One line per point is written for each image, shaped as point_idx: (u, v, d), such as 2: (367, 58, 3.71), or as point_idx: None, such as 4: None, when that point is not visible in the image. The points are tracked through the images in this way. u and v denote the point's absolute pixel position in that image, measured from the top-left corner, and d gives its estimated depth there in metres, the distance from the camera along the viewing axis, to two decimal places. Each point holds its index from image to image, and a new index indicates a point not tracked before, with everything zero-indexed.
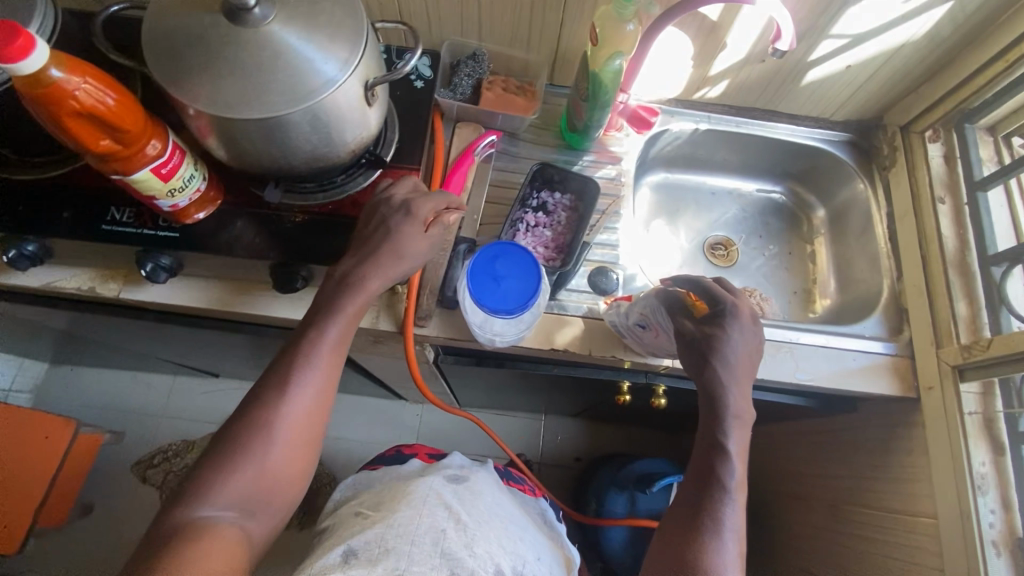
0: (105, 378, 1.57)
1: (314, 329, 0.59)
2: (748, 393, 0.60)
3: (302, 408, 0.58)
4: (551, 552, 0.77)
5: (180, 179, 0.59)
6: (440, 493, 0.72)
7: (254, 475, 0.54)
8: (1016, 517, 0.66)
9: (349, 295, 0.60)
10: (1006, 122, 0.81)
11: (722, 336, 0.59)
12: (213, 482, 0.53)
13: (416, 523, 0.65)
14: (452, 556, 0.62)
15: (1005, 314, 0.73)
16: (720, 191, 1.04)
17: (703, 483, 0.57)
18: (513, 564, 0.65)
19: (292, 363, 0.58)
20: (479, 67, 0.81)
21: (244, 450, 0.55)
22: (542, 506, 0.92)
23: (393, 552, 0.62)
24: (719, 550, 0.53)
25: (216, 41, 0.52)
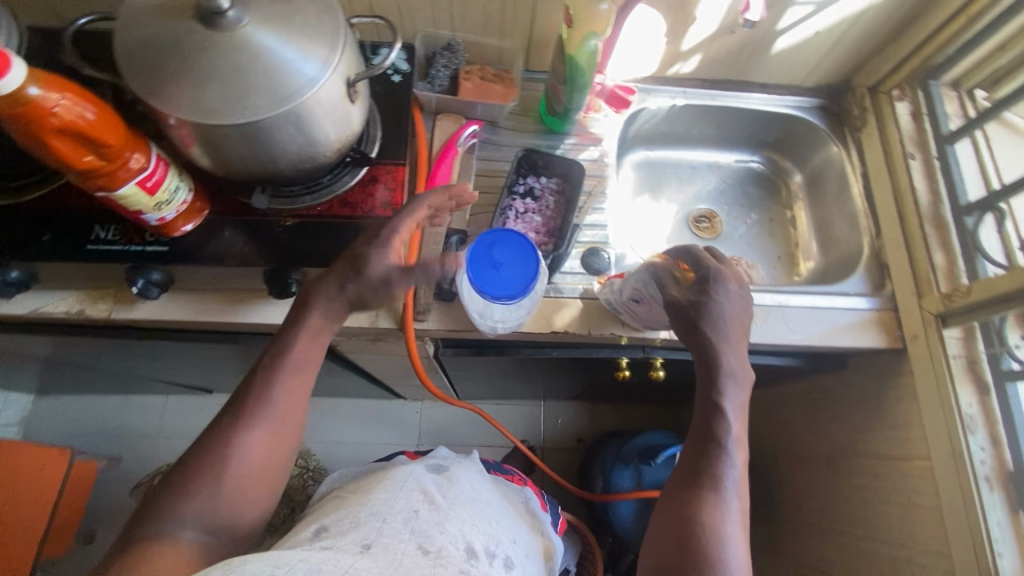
0: (94, 403, 1.54)
1: (274, 346, 0.60)
2: (741, 352, 0.61)
3: (274, 414, 0.58)
4: (526, 536, 0.78)
5: (166, 191, 0.58)
6: (421, 481, 0.74)
7: (214, 492, 0.54)
8: (1004, 451, 0.70)
9: (322, 300, 0.60)
10: (970, 76, 0.85)
11: (709, 299, 0.61)
12: (173, 502, 0.52)
13: (393, 503, 0.67)
14: (422, 530, 0.62)
15: (981, 261, 0.76)
16: (699, 165, 1.06)
17: (703, 442, 0.58)
18: (485, 543, 0.66)
19: (269, 367, 0.59)
20: (455, 57, 0.82)
21: (204, 469, 0.54)
22: (528, 493, 0.94)
23: (363, 526, 0.62)
24: (722, 504, 0.54)
25: (192, 47, 0.51)
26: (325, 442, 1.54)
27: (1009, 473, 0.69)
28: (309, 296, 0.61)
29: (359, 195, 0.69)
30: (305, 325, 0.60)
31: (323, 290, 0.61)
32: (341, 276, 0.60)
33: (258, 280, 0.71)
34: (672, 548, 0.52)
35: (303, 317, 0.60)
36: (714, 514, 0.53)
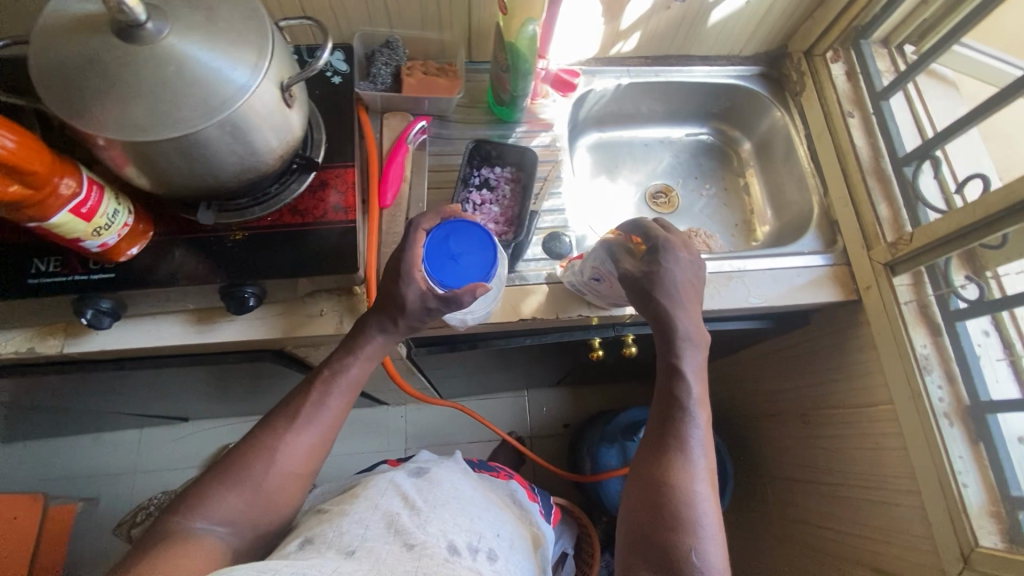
0: (64, 445, 1.49)
1: (328, 370, 0.67)
2: (696, 315, 0.63)
3: (308, 440, 0.64)
4: (511, 528, 0.78)
5: (104, 216, 0.56)
6: (401, 485, 0.74)
7: (252, 495, 0.61)
8: (960, 387, 0.73)
9: (361, 341, 0.67)
10: (897, 33, 0.88)
11: (660, 270, 0.62)
12: (221, 494, 0.61)
13: (372, 510, 0.67)
14: (403, 532, 0.63)
15: (923, 209, 0.79)
16: (652, 142, 1.08)
17: (668, 408, 0.61)
18: (468, 540, 0.65)
19: (311, 395, 0.66)
20: (395, 54, 0.81)
21: (249, 473, 0.62)
22: (515, 487, 0.95)
23: (346, 534, 0.62)
24: (690, 465, 0.58)
25: (113, 64, 0.49)
26: None
27: (965, 407, 0.73)
28: (364, 331, 0.67)
29: (309, 202, 0.68)
30: (354, 357, 0.67)
31: (379, 324, 0.67)
32: (391, 315, 0.65)
33: (214, 298, 0.69)
34: (647, 513, 0.56)
35: (358, 350, 0.67)
36: (683, 476, 0.57)
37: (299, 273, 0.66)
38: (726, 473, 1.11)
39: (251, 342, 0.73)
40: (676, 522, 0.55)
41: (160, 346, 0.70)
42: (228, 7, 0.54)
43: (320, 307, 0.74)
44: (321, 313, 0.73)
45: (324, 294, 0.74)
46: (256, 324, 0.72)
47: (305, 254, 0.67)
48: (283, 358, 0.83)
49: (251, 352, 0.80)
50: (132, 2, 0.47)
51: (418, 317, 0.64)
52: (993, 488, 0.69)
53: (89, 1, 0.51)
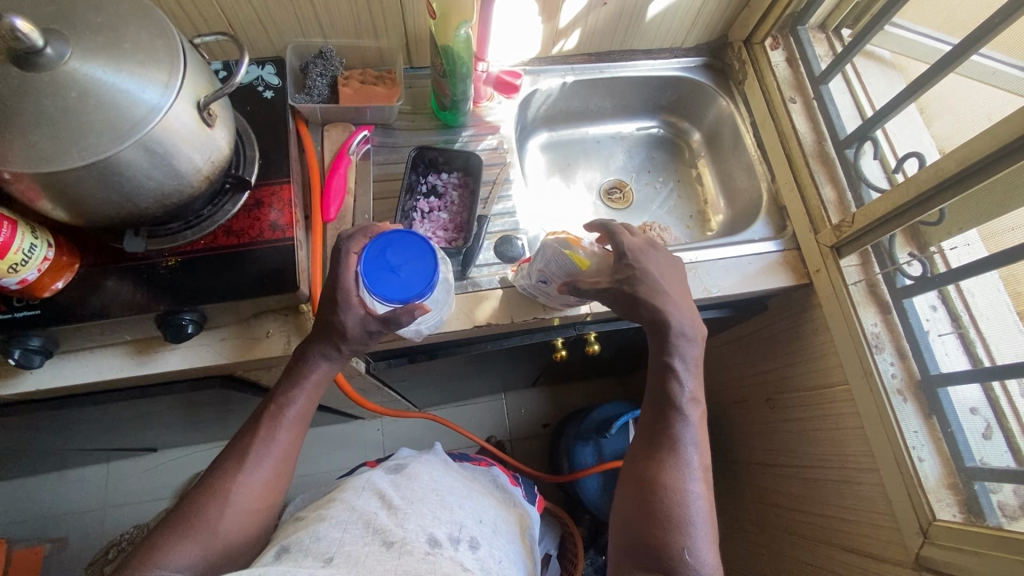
0: (25, 488, 1.43)
1: (274, 404, 0.67)
2: (691, 315, 0.66)
3: (261, 476, 0.64)
4: (495, 512, 0.78)
5: (19, 252, 0.54)
6: (378, 484, 0.73)
7: (208, 540, 0.60)
8: (911, 362, 0.75)
9: (306, 370, 0.67)
10: (831, 19, 0.90)
11: (645, 275, 0.65)
12: (175, 544, 0.59)
13: (348, 512, 0.65)
14: (381, 531, 0.61)
15: (865, 189, 0.80)
16: (604, 138, 1.07)
17: (662, 405, 0.64)
18: (450, 531, 0.65)
19: (259, 431, 0.66)
20: (329, 64, 0.80)
21: (203, 519, 0.61)
22: (496, 473, 0.94)
23: (323, 540, 0.61)
24: (683, 461, 0.61)
25: (8, 93, 0.47)
26: None
27: (917, 382, 0.74)
28: (306, 359, 0.67)
29: (244, 222, 0.66)
30: (301, 387, 0.67)
31: (321, 351, 0.66)
32: (331, 341, 0.65)
33: (152, 327, 0.66)
34: (641, 508, 0.59)
35: (304, 379, 0.67)
36: (676, 472, 0.60)
37: (238, 296, 0.64)
38: None
39: (196, 369, 0.70)
40: (670, 513, 0.57)
41: (100, 381, 0.68)
42: (134, 26, 0.52)
43: (266, 328, 0.72)
44: (268, 335, 0.71)
45: (271, 314, 0.72)
46: (201, 350, 0.70)
47: (244, 275, 0.65)
48: (235, 383, 0.81)
49: (200, 379, 0.77)
50: (27, 28, 0.45)
51: (360, 342, 0.64)
52: (948, 461, 0.70)
53: None
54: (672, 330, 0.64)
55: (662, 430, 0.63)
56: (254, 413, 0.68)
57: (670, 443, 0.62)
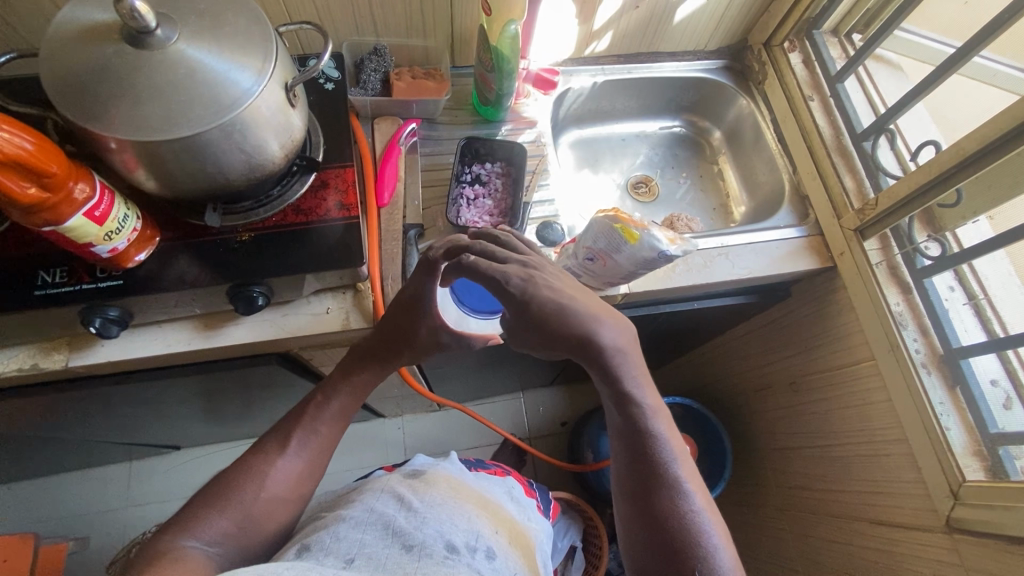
0: (48, 486, 1.43)
1: (320, 395, 0.70)
2: (620, 328, 0.60)
3: (295, 470, 0.66)
4: (510, 519, 0.76)
5: (114, 220, 0.57)
6: (397, 488, 0.71)
7: (243, 518, 0.61)
8: (933, 338, 0.78)
9: (360, 370, 0.71)
10: (844, 23, 0.96)
11: (549, 300, 0.57)
12: (219, 513, 0.61)
13: (368, 513, 0.65)
14: (401, 533, 0.62)
15: (883, 177, 0.86)
16: (629, 136, 1.13)
17: (632, 429, 0.60)
18: (467, 539, 0.64)
19: (299, 422, 0.69)
20: (383, 61, 0.85)
21: (237, 497, 0.62)
22: (512, 485, 0.87)
23: (343, 540, 0.60)
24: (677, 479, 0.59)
25: (125, 68, 0.51)
26: None
27: (940, 356, 0.78)
28: (360, 362, 0.71)
29: (311, 202, 0.71)
30: (347, 387, 0.71)
31: (380, 359, 0.70)
32: (395, 348, 0.69)
33: (220, 301, 0.70)
34: (658, 542, 0.57)
35: (354, 377, 0.71)
36: (677, 490, 0.58)
37: (306, 270, 0.67)
38: (724, 452, 1.14)
39: (258, 344, 0.74)
40: (684, 536, 0.57)
41: (168, 353, 0.71)
42: (232, 14, 0.57)
43: (325, 305, 0.75)
44: (328, 311, 0.75)
45: (329, 292, 0.76)
46: (264, 325, 0.73)
47: (311, 251, 0.69)
48: (288, 363, 0.84)
49: (256, 357, 0.80)
50: (144, 9, 0.49)
51: (424, 349, 0.69)
52: (973, 429, 0.74)
53: (97, 10, 0.53)
54: (596, 357, 0.58)
55: (652, 445, 0.59)
56: (295, 406, 0.71)
57: (659, 461, 0.59)
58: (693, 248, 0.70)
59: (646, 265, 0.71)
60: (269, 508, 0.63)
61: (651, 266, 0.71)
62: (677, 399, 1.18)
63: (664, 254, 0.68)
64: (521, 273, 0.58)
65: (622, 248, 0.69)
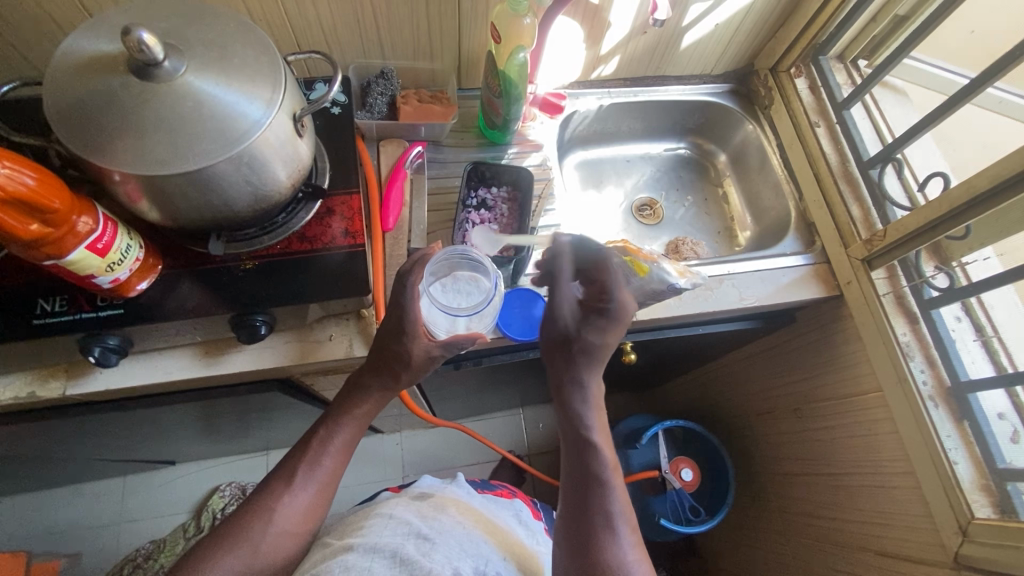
0: (40, 501, 1.41)
1: (323, 430, 0.65)
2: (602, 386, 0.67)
3: (305, 501, 0.61)
4: (519, 546, 0.70)
5: (117, 252, 0.56)
6: (404, 513, 0.65)
7: (249, 555, 0.57)
8: (940, 370, 0.78)
9: (361, 401, 0.65)
10: (851, 50, 0.96)
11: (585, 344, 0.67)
12: (252, 530, 0.58)
13: (373, 540, 0.58)
14: (410, 564, 0.55)
15: (890, 207, 0.85)
16: (633, 158, 1.13)
17: (584, 487, 0.60)
18: (475, 566, 0.58)
19: (301, 460, 0.62)
20: (390, 84, 0.85)
21: (246, 534, 0.57)
22: (519, 507, 0.84)
23: (352, 569, 0.53)
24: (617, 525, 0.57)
25: (130, 101, 0.50)
26: None
27: (947, 388, 0.77)
28: (358, 392, 0.65)
29: (316, 229, 0.70)
30: (350, 418, 0.65)
31: (374, 383, 0.65)
32: (390, 372, 0.65)
33: (222, 328, 0.69)
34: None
35: (353, 411, 0.65)
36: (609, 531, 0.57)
37: (309, 299, 0.66)
38: (726, 478, 1.14)
39: (260, 371, 0.72)
40: None
41: (168, 381, 0.70)
42: (240, 43, 0.56)
43: (329, 332, 0.74)
44: (331, 338, 0.74)
45: (332, 319, 0.75)
46: (267, 352, 0.72)
47: (317, 281, 0.68)
48: (289, 388, 0.83)
49: (256, 383, 0.79)
50: (151, 42, 0.48)
51: (420, 369, 0.65)
52: (981, 463, 0.74)
53: (102, 40, 0.52)
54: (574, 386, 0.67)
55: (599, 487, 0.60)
56: (299, 440, 0.65)
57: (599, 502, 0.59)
58: (701, 281, 0.70)
59: (656, 294, 0.70)
60: None
61: (661, 296, 0.71)
62: (679, 422, 1.17)
63: (675, 284, 0.68)
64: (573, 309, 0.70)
65: (634, 279, 0.68)
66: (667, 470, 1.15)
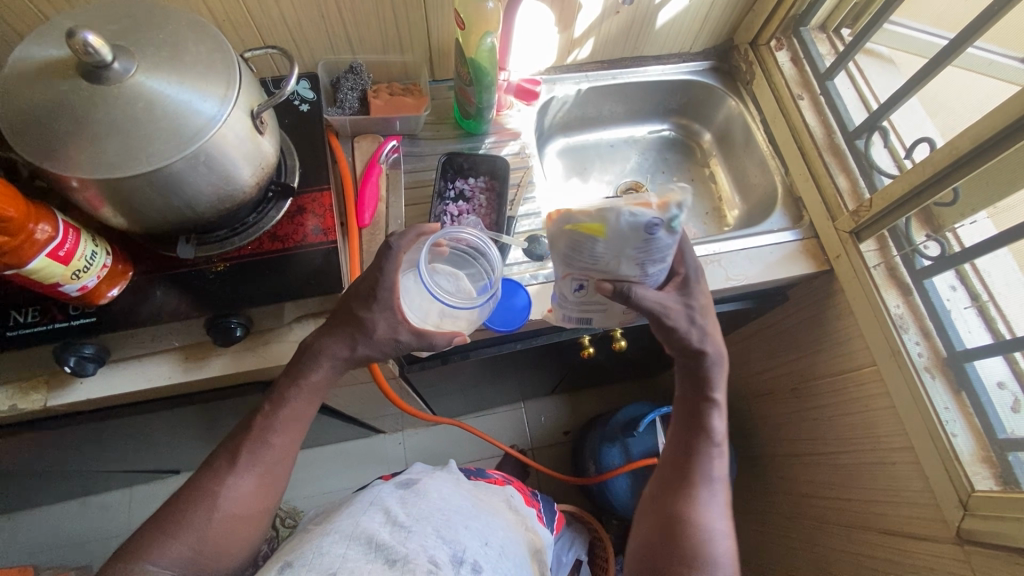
0: (47, 516, 1.42)
1: (269, 403, 0.63)
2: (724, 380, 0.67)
3: (249, 483, 0.60)
4: (506, 529, 0.68)
5: (81, 258, 0.56)
6: (387, 500, 0.64)
7: (196, 541, 0.58)
8: (936, 341, 0.76)
9: (310, 369, 0.63)
10: (832, 19, 0.94)
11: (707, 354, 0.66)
12: (198, 515, 0.58)
13: (352, 527, 0.58)
14: (385, 548, 0.55)
15: (878, 176, 0.83)
16: (617, 143, 1.11)
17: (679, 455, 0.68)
18: (456, 551, 0.57)
19: (248, 438, 0.62)
20: (360, 79, 0.84)
21: (191, 518, 0.58)
22: (512, 493, 0.82)
23: (326, 555, 0.54)
24: (707, 501, 0.66)
25: (81, 105, 0.50)
26: (310, 494, 1.47)
27: (944, 359, 0.75)
28: (308, 361, 0.63)
29: (289, 228, 0.69)
30: (300, 392, 0.63)
31: (327, 353, 0.62)
32: (349, 341, 0.62)
33: (199, 331, 0.68)
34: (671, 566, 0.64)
35: (303, 381, 0.63)
36: None
37: (285, 298, 0.66)
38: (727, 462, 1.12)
39: (240, 374, 0.72)
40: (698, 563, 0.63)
41: (149, 388, 0.69)
42: (193, 42, 0.55)
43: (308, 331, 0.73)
44: None
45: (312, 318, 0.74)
46: (246, 354, 0.72)
47: (291, 278, 0.67)
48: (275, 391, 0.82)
49: (240, 386, 0.78)
50: (98, 43, 0.48)
51: (382, 347, 0.62)
52: (981, 434, 0.71)
53: (51, 46, 0.52)
54: (700, 437, 0.67)
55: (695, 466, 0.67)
56: (249, 412, 0.64)
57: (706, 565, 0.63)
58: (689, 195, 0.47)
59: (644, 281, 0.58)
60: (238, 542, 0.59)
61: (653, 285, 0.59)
62: None
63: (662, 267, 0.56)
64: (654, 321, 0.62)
65: (613, 269, 0.54)
66: None
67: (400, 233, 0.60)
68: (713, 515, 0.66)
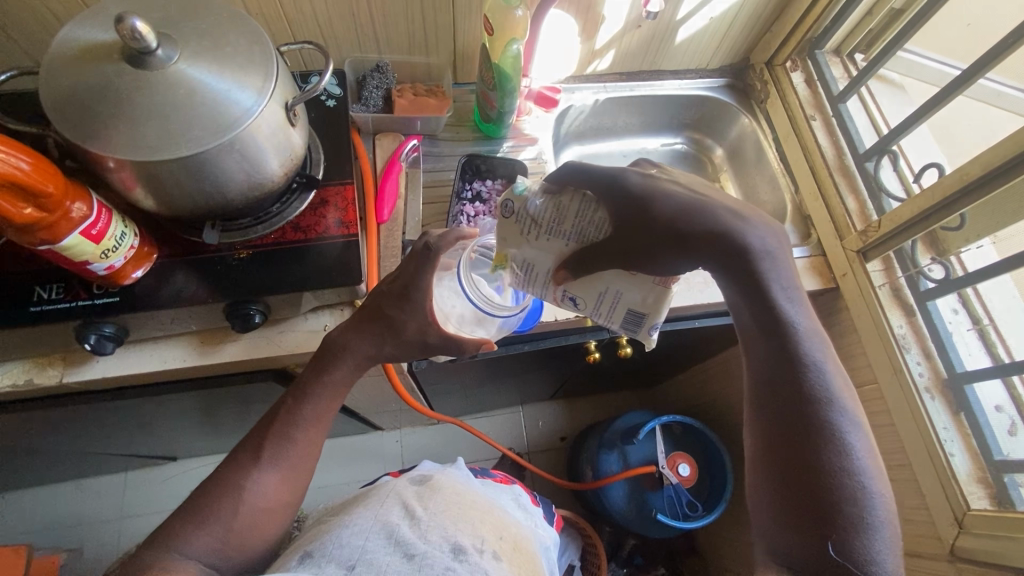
0: (41, 497, 1.42)
1: (292, 399, 0.65)
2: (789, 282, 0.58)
3: (273, 479, 0.61)
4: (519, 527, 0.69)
5: (112, 238, 0.57)
6: (405, 494, 0.66)
7: (223, 532, 0.58)
8: (937, 362, 0.77)
9: (336, 367, 0.65)
10: (847, 43, 0.96)
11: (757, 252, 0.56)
12: (222, 506, 0.59)
13: (370, 520, 0.61)
14: (403, 542, 0.57)
15: (885, 199, 0.86)
16: (630, 153, 1.13)
17: (774, 389, 0.58)
18: (473, 543, 0.59)
19: (272, 434, 0.63)
20: (385, 78, 0.86)
21: (218, 509, 0.59)
22: (518, 491, 0.83)
23: (345, 546, 0.57)
24: (833, 430, 0.55)
25: (125, 89, 0.51)
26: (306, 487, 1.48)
27: (945, 380, 0.76)
28: (333, 358, 0.65)
29: (311, 219, 0.71)
30: (323, 388, 0.65)
31: (353, 350, 0.65)
32: (379, 337, 0.64)
33: (217, 316, 0.69)
34: (813, 515, 0.54)
35: (327, 378, 0.64)
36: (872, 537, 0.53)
37: (304, 288, 0.67)
38: (724, 474, 1.13)
39: (254, 361, 0.73)
40: (841, 506, 0.53)
41: (164, 370, 0.70)
42: (233, 33, 0.56)
43: (323, 322, 0.75)
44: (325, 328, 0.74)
45: (327, 310, 0.75)
46: (261, 342, 0.73)
47: (311, 269, 0.68)
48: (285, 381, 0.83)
49: (251, 373, 0.79)
50: (144, 30, 0.49)
51: (411, 345, 0.64)
52: (978, 455, 0.73)
53: (98, 29, 0.53)
54: (787, 361, 0.57)
55: (799, 395, 0.56)
56: (269, 411, 0.66)
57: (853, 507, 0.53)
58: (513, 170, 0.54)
59: (576, 236, 0.53)
60: (250, 527, 0.60)
61: (585, 230, 0.52)
62: (677, 417, 1.17)
63: (550, 213, 0.53)
64: (626, 267, 0.52)
65: (548, 259, 0.55)
66: (663, 465, 1.15)
67: (439, 236, 0.59)
68: (841, 444, 0.55)
